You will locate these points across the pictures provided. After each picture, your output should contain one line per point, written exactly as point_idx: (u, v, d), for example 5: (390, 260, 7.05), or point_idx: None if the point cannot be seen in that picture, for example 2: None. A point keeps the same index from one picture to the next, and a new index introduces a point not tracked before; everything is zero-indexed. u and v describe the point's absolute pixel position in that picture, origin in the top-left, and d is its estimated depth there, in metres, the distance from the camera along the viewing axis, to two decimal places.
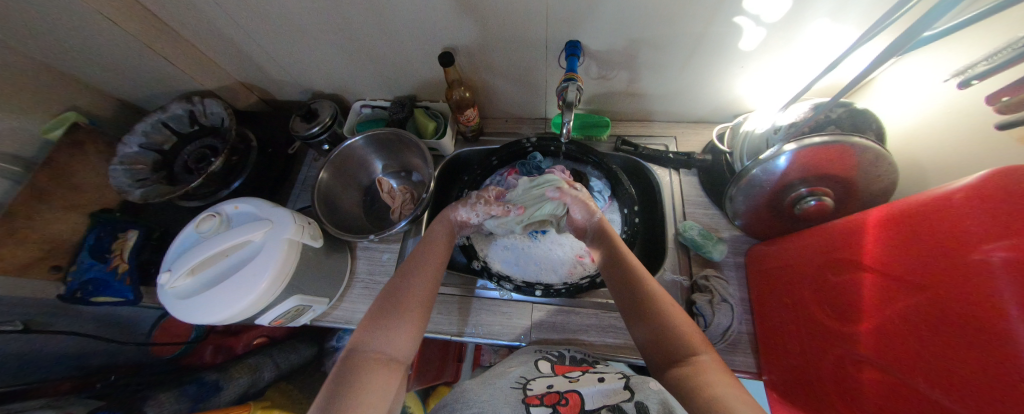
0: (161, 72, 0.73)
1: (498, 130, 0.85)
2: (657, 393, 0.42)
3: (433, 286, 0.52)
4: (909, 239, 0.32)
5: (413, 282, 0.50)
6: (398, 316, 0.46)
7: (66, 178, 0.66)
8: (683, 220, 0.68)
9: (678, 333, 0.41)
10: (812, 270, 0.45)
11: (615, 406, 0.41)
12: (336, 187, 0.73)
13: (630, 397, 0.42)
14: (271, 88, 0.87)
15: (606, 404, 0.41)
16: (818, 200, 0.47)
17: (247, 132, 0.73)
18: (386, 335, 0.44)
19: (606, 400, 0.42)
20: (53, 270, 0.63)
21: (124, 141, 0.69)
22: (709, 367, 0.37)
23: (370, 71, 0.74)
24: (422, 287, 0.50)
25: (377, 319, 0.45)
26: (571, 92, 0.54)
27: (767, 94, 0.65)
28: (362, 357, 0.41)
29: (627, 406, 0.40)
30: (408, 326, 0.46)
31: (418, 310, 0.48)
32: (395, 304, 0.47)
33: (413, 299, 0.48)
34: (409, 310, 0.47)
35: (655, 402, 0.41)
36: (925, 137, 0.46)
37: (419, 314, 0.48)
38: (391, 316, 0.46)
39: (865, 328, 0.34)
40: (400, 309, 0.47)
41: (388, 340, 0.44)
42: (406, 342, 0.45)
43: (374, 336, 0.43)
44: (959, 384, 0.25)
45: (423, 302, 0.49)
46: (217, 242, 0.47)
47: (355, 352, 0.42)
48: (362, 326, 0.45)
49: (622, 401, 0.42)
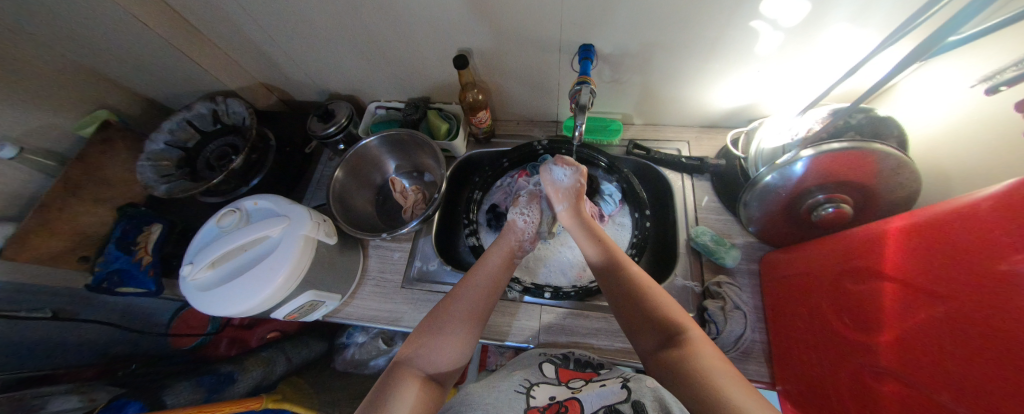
0: (188, 74, 0.77)
1: (509, 133, 0.85)
2: (653, 391, 0.42)
3: (484, 310, 0.53)
4: (934, 249, 0.31)
5: (461, 304, 0.52)
6: (446, 333, 0.48)
7: (97, 173, 0.70)
8: (695, 225, 0.67)
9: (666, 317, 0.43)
10: (830, 278, 0.44)
11: (613, 408, 0.41)
12: (350, 187, 0.74)
13: (626, 397, 0.42)
14: (290, 88, 0.90)
15: (604, 404, 0.42)
16: (837, 207, 0.46)
17: (266, 132, 0.75)
18: (431, 352, 0.47)
19: (603, 400, 0.43)
20: (82, 262, 0.64)
21: (151, 138, 0.72)
22: (699, 344, 0.39)
23: (386, 73, 0.76)
24: (470, 308, 0.52)
25: (427, 334, 0.48)
26: (584, 95, 0.54)
27: (784, 100, 0.64)
28: (404, 372, 0.44)
29: (624, 407, 0.41)
30: (454, 346, 0.48)
31: (466, 331, 0.50)
32: (441, 324, 0.49)
33: (461, 319, 0.50)
34: (457, 331, 0.49)
35: (651, 400, 0.41)
36: (951, 145, 0.45)
37: (465, 335, 0.49)
38: (438, 334, 0.48)
39: (884, 339, 0.34)
40: (448, 327, 0.49)
41: (431, 359, 0.46)
42: (449, 362, 0.47)
43: (421, 352, 0.46)
44: (975, 395, 0.24)
45: (471, 323, 0.51)
46: (237, 236, 0.49)
47: (400, 364, 0.45)
48: (412, 339, 0.48)
49: (619, 402, 0.41)
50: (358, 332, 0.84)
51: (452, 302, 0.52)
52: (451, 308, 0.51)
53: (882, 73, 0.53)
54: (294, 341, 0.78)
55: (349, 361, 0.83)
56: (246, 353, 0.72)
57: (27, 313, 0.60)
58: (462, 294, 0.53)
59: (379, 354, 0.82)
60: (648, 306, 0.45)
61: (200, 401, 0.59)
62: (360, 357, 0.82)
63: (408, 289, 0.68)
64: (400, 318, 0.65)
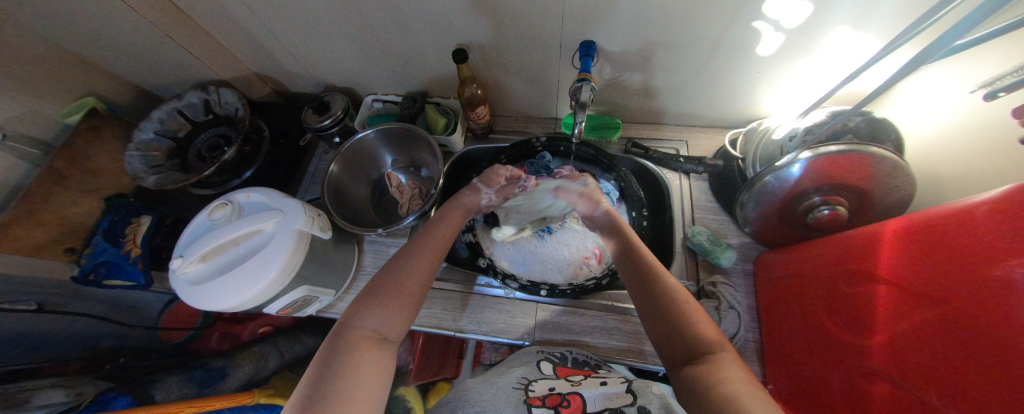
0: (179, 62, 0.75)
1: (507, 129, 0.85)
2: (659, 397, 0.43)
3: (432, 267, 0.51)
4: (928, 253, 0.31)
5: (411, 263, 0.49)
6: (392, 293, 0.45)
7: (83, 162, 0.68)
8: (691, 225, 0.67)
9: (691, 324, 0.39)
10: (824, 280, 0.44)
11: (617, 410, 0.40)
12: (345, 180, 0.73)
13: (632, 401, 0.42)
14: (284, 79, 0.88)
15: (607, 407, 0.41)
16: (832, 209, 0.46)
17: (259, 123, 0.73)
18: (376, 315, 0.43)
19: (607, 402, 0.42)
20: (69, 253, 0.64)
21: (140, 127, 0.70)
22: (730, 364, 0.34)
23: (383, 66, 0.75)
24: (420, 266, 0.49)
25: (369, 296, 0.44)
26: (584, 92, 0.54)
27: (783, 100, 0.64)
28: (354, 336, 0.40)
29: (629, 410, 0.40)
30: (400, 308, 0.45)
31: (417, 289, 0.47)
32: (390, 286, 0.46)
33: (411, 277, 0.48)
34: (405, 289, 0.46)
35: (658, 405, 0.41)
36: (953, 149, 0.44)
37: (415, 296, 0.47)
38: (385, 293, 0.45)
39: (877, 340, 0.34)
40: (395, 286, 0.46)
41: (380, 319, 0.43)
42: (402, 321, 0.44)
43: (363, 316, 0.42)
44: (971, 395, 0.24)
45: (421, 282, 0.48)
46: (228, 230, 0.48)
47: (345, 328, 0.41)
48: (354, 303, 0.44)
49: (624, 405, 0.41)
50: None
51: (402, 261, 0.49)
52: (400, 267, 0.48)
53: (882, 76, 0.53)
54: (287, 335, 0.77)
55: None
56: (239, 347, 0.72)
57: (11, 304, 0.58)
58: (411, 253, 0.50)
59: None
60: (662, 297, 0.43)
61: (190, 396, 0.58)
62: None
63: None
64: None
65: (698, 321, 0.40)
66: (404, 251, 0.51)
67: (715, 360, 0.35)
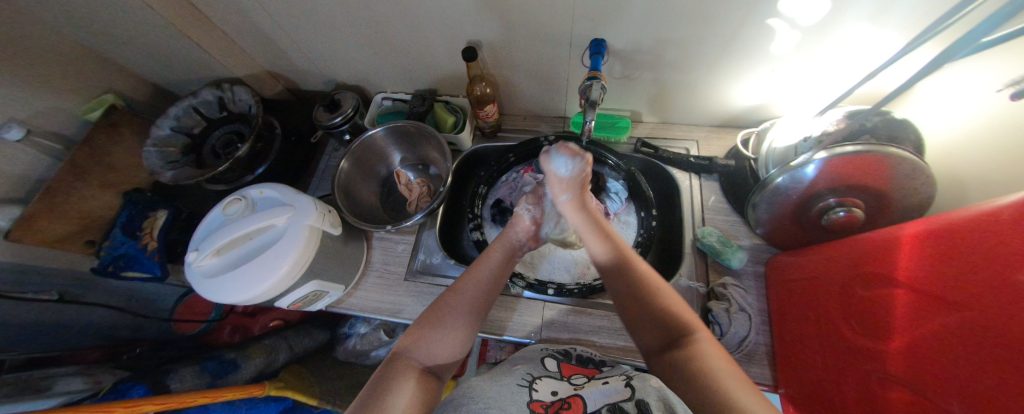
0: (194, 59, 0.76)
1: (515, 127, 0.85)
2: (657, 390, 0.45)
3: (485, 305, 0.52)
4: (949, 257, 0.31)
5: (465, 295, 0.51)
6: (449, 328, 0.48)
7: (103, 157, 0.70)
8: (701, 226, 0.67)
9: (665, 310, 0.42)
10: (839, 283, 0.43)
11: (616, 406, 0.42)
12: (355, 178, 0.74)
13: (630, 395, 0.43)
14: (295, 77, 0.89)
15: (607, 403, 0.43)
16: (849, 211, 0.45)
17: (271, 120, 0.74)
18: (430, 347, 0.46)
19: (607, 398, 0.43)
20: (88, 246, 0.67)
21: (157, 124, 0.72)
22: (704, 343, 0.38)
23: (393, 64, 0.75)
24: (475, 304, 0.51)
25: (427, 326, 0.47)
26: (594, 91, 0.53)
27: (798, 100, 0.63)
28: (403, 363, 0.44)
29: (627, 405, 0.42)
30: (454, 342, 0.47)
31: (469, 326, 0.49)
32: (443, 316, 0.49)
33: (464, 313, 0.49)
34: (457, 324, 0.48)
35: (655, 399, 0.43)
36: (976, 150, 0.43)
37: (467, 333, 0.49)
38: (442, 328, 0.47)
39: (894, 345, 0.33)
40: (450, 322, 0.48)
41: (432, 352, 0.46)
42: (449, 355, 0.47)
43: (419, 345, 0.46)
44: (988, 400, 0.24)
45: (474, 317, 0.50)
46: (242, 224, 0.49)
47: (402, 357, 0.45)
48: (412, 329, 0.48)
49: (623, 401, 0.43)
50: (360, 324, 0.85)
51: (458, 296, 0.51)
52: (456, 301, 0.50)
53: (901, 76, 0.52)
54: (296, 330, 0.79)
55: (350, 351, 0.84)
56: (250, 340, 0.73)
57: (34, 294, 0.60)
58: (467, 288, 0.52)
59: (379, 345, 0.83)
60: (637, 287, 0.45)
61: (202, 386, 0.58)
62: (361, 347, 0.83)
63: (411, 281, 0.68)
64: (403, 310, 0.65)
65: (671, 304, 0.43)
66: (459, 284, 0.52)
67: (693, 344, 0.38)
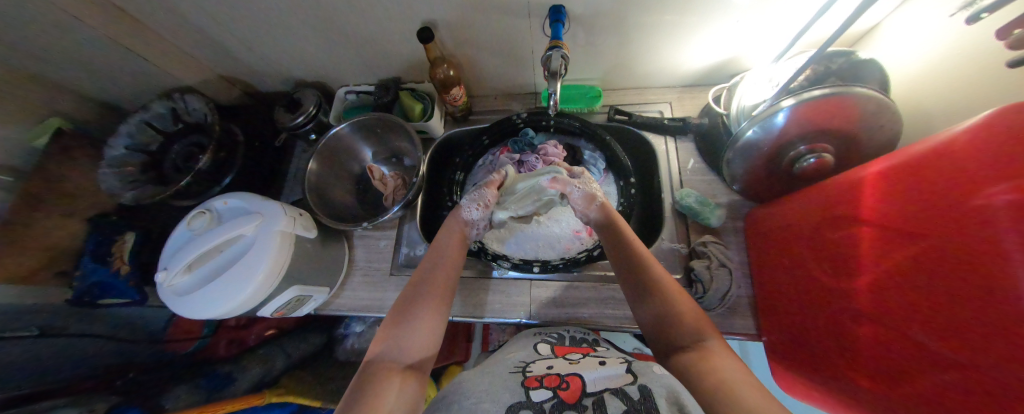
0: (136, 71, 0.71)
1: (487, 109, 0.83)
2: (665, 383, 0.38)
3: (449, 286, 0.50)
4: (910, 190, 0.30)
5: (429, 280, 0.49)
6: (414, 313, 0.45)
7: (59, 184, 0.67)
8: (680, 188, 0.66)
9: (682, 320, 0.39)
10: (809, 228, 0.43)
11: (618, 390, 0.38)
12: (326, 177, 0.72)
13: (633, 380, 0.39)
14: (252, 80, 0.85)
15: (608, 387, 0.39)
16: (818, 157, 0.45)
17: (231, 127, 0.71)
18: (403, 340, 0.42)
19: (608, 383, 0.39)
20: (57, 277, 0.64)
21: (111, 144, 0.69)
22: (719, 352, 0.35)
23: (350, 55, 0.71)
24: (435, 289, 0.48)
25: (395, 323, 0.44)
26: (555, 61, 0.51)
27: (763, 48, 0.61)
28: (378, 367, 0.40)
29: (630, 389, 0.38)
30: (426, 329, 0.44)
31: (436, 311, 0.47)
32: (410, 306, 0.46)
33: (428, 311, 0.46)
34: (425, 310, 0.46)
35: (663, 389, 0.37)
36: (934, 77, 0.43)
37: (434, 314, 0.46)
38: (408, 324, 0.44)
39: (862, 281, 0.34)
40: (415, 309, 0.46)
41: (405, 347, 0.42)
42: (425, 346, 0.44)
43: (391, 345, 0.42)
44: (963, 335, 0.24)
45: (439, 302, 0.48)
46: (209, 238, 0.47)
47: (373, 363, 0.40)
48: (380, 335, 0.44)
49: (625, 385, 0.38)
50: (357, 323, 0.85)
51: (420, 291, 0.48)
52: (416, 297, 0.47)
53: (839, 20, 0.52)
54: (292, 336, 0.79)
55: (349, 351, 0.84)
56: (244, 353, 0.73)
57: (12, 333, 0.58)
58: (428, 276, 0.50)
59: None
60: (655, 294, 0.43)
61: (201, 400, 0.60)
62: (361, 346, 0.84)
63: (398, 276, 0.68)
64: (391, 305, 0.65)
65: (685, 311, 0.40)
66: (418, 282, 0.49)
67: (704, 348, 0.36)
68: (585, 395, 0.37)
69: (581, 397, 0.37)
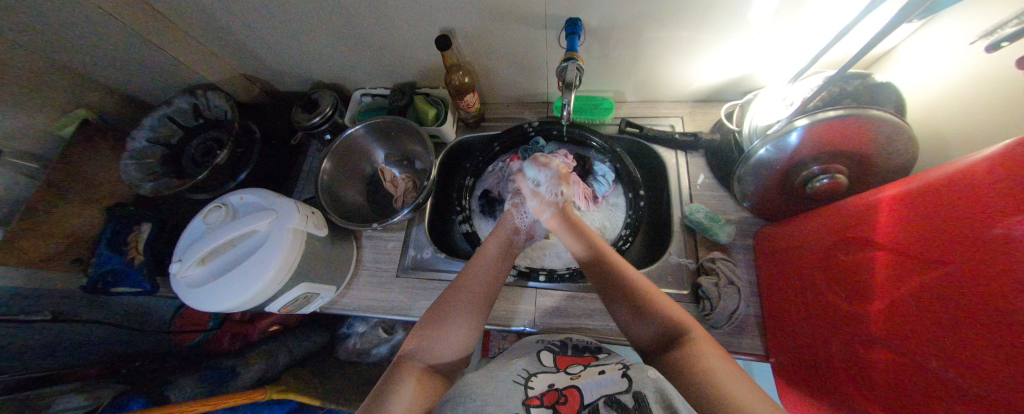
0: (163, 66, 0.74)
1: (498, 116, 0.84)
2: (654, 382, 0.37)
3: (488, 296, 0.52)
4: (926, 216, 0.30)
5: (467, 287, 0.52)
6: (450, 318, 0.48)
7: (82, 173, 0.69)
8: (690, 203, 0.66)
9: (667, 320, 0.42)
10: (821, 249, 0.43)
11: (613, 399, 0.37)
12: (339, 178, 0.73)
13: (627, 387, 0.38)
14: (272, 79, 0.87)
15: (604, 395, 0.39)
16: (832, 178, 0.45)
17: (250, 125, 0.73)
18: (436, 342, 0.46)
19: (604, 390, 0.39)
20: (75, 263, 0.65)
21: (132, 136, 0.71)
22: (702, 344, 0.38)
23: (369, 59, 0.73)
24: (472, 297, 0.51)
25: (431, 324, 0.47)
26: (570, 72, 0.52)
27: (777, 68, 0.62)
28: (407, 364, 0.43)
29: (624, 397, 0.37)
30: (461, 333, 0.47)
31: (472, 320, 0.49)
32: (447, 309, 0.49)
33: (461, 311, 0.49)
34: (461, 314, 0.49)
35: (653, 391, 0.36)
36: (950, 103, 0.44)
37: (471, 320, 0.49)
38: (443, 322, 0.47)
39: (873, 306, 0.33)
40: (450, 313, 0.48)
41: (436, 348, 0.45)
42: (455, 350, 0.47)
43: (425, 345, 0.45)
44: (978, 363, 0.23)
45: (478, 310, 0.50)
46: (223, 232, 0.48)
47: (404, 359, 0.44)
48: (416, 331, 0.47)
49: (620, 393, 0.38)
50: (359, 323, 0.85)
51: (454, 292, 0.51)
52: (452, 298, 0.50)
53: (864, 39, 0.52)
54: (295, 334, 0.79)
55: (351, 351, 0.84)
56: (247, 347, 0.73)
57: (25, 316, 0.59)
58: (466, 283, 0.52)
59: (380, 343, 0.84)
60: (647, 308, 0.44)
61: (205, 394, 0.59)
62: (361, 347, 0.84)
63: (404, 277, 0.68)
64: (395, 307, 0.65)
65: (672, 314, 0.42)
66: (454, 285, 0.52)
67: (685, 341, 0.39)
68: (583, 408, 0.38)
69: (579, 411, 0.38)
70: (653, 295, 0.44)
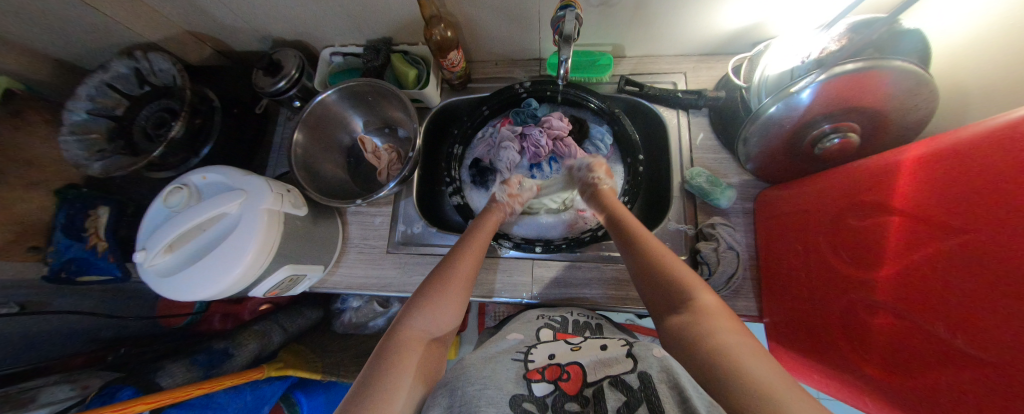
0: (86, 24, 0.62)
1: (486, 76, 0.77)
2: (659, 360, 0.38)
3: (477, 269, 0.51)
4: (956, 179, 0.28)
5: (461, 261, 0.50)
6: (445, 292, 0.46)
7: (15, 153, 0.60)
8: (691, 166, 0.63)
9: (679, 283, 0.39)
10: (830, 212, 0.41)
11: (617, 379, 0.37)
12: (315, 150, 0.67)
13: (632, 367, 0.38)
14: (224, 36, 0.76)
15: (608, 375, 0.37)
16: (843, 137, 0.42)
17: (205, 92, 0.64)
18: (431, 314, 0.44)
19: (607, 370, 0.39)
20: (32, 252, 0.61)
21: (69, 107, 0.61)
22: (712, 310, 0.35)
23: (334, 9, 0.63)
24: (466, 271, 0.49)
25: (428, 298, 0.45)
26: (568, 22, 0.45)
27: (795, 13, 0.56)
28: (405, 335, 0.41)
29: (629, 377, 0.36)
30: (452, 305, 0.46)
31: (461, 293, 0.47)
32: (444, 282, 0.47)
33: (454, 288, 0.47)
34: (456, 289, 0.47)
35: (657, 370, 0.37)
36: (982, 51, 0.40)
37: (461, 293, 0.48)
38: (439, 294, 0.45)
39: (885, 273, 0.32)
40: (445, 286, 0.47)
41: (431, 321, 0.44)
42: (447, 322, 0.46)
43: (422, 317, 0.43)
44: (991, 334, 0.23)
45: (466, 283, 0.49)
46: (187, 216, 0.43)
47: (399, 327, 0.42)
48: (409, 304, 0.45)
49: (622, 374, 0.37)
50: (352, 298, 0.84)
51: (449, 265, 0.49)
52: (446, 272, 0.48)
53: None
54: (286, 310, 0.77)
55: (348, 324, 0.86)
56: (238, 327, 0.71)
57: None
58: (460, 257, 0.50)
59: (376, 316, 0.85)
60: (659, 270, 0.41)
61: (198, 378, 0.58)
62: (358, 320, 0.85)
63: (395, 254, 0.66)
64: (389, 283, 0.64)
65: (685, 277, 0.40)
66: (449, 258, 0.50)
67: (696, 307, 0.36)
68: (585, 387, 0.37)
69: (581, 388, 0.37)
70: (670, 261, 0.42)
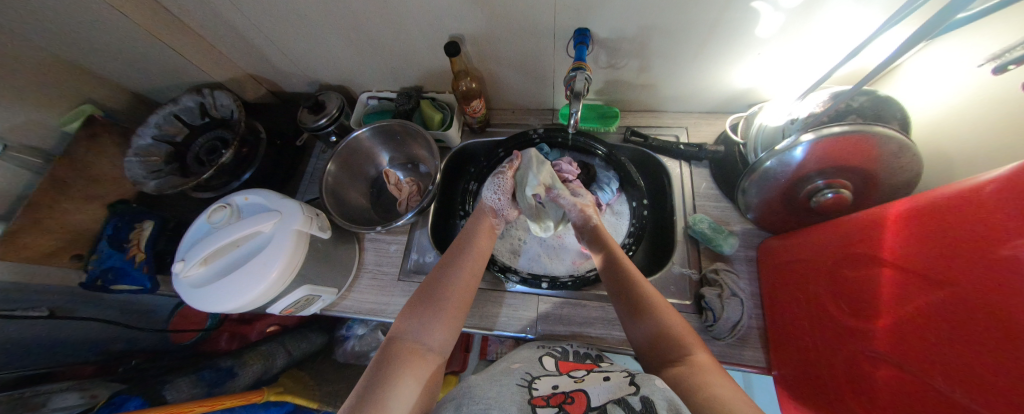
0: (172, 65, 0.74)
1: (504, 121, 0.84)
2: (663, 391, 0.35)
3: (471, 284, 0.53)
4: (936, 235, 0.30)
5: (451, 278, 0.52)
6: (435, 307, 0.48)
7: (84, 168, 0.68)
8: (693, 213, 0.67)
9: (671, 331, 0.42)
10: (828, 263, 0.43)
11: (619, 400, 0.37)
12: (344, 179, 0.73)
13: (635, 391, 0.37)
14: (279, 80, 0.88)
15: (610, 398, 0.38)
16: (836, 192, 0.45)
17: (256, 125, 0.74)
18: (424, 325, 0.46)
19: (612, 394, 0.39)
20: (76, 260, 0.64)
21: (138, 133, 0.70)
22: (707, 368, 0.37)
23: (377, 63, 0.74)
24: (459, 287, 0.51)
25: (418, 308, 0.47)
26: (579, 81, 0.52)
27: (783, 84, 0.63)
28: (401, 343, 0.43)
29: (632, 399, 0.35)
30: (444, 321, 0.47)
31: (452, 311, 0.48)
32: (435, 295, 0.49)
33: (446, 302, 0.49)
34: (448, 306, 0.48)
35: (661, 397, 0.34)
36: (954, 120, 0.44)
37: (455, 311, 0.49)
38: (428, 311, 0.47)
39: (882, 324, 0.33)
40: (435, 303, 0.48)
41: (426, 332, 0.45)
42: (445, 333, 0.47)
43: (414, 325, 0.45)
44: (984, 385, 0.22)
45: (459, 300, 0.50)
46: (227, 232, 0.47)
47: (394, 340, 0.44)
48: (405, 313, 0.48)
49: (627, 395, 0.37)
50: (358, 325, 0.86)
51: (438, 282, 0.51)
52: (441, 284, 0.50)
53: (885, 53, 0.51)
54: (293, 335, 0.78)
55: (349, 353, 0.86)
56: (245, 348, 0.72)
57: (23, 311, 0.59)
58: (447, 278, 0.52)
59: (379, 345, 0.85)
60: (648, 314, 0.45)
61: (201, 395, 0.58)
62: (360, 348, 0.85)
63: (406, 281, 0.68)
64: (397, 311, 0.65)
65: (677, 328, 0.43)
66: (436, 278, 0.52)
67: (693, 363, 0.38)
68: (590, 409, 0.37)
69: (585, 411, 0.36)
70: (659, 306, 0.46)
